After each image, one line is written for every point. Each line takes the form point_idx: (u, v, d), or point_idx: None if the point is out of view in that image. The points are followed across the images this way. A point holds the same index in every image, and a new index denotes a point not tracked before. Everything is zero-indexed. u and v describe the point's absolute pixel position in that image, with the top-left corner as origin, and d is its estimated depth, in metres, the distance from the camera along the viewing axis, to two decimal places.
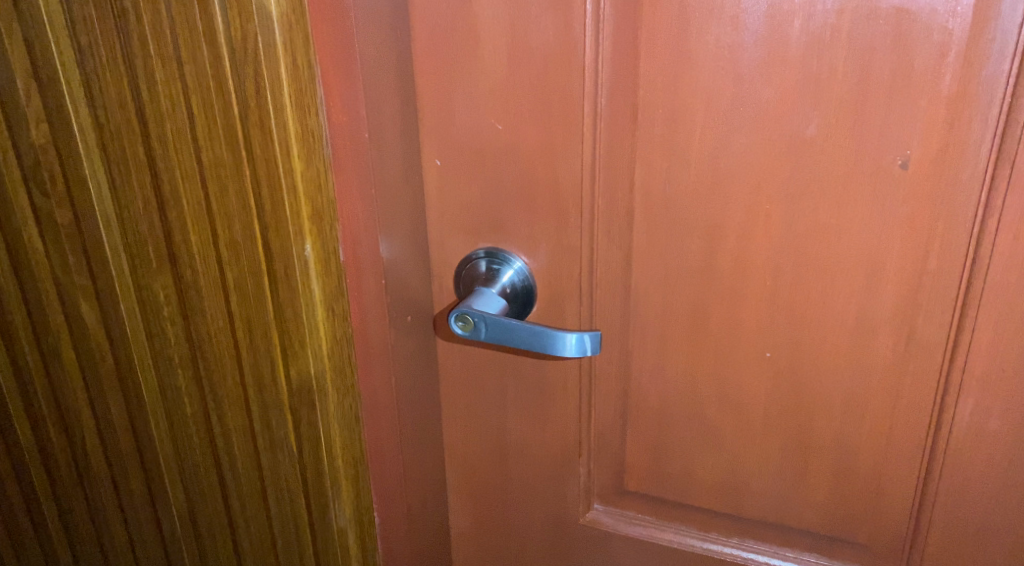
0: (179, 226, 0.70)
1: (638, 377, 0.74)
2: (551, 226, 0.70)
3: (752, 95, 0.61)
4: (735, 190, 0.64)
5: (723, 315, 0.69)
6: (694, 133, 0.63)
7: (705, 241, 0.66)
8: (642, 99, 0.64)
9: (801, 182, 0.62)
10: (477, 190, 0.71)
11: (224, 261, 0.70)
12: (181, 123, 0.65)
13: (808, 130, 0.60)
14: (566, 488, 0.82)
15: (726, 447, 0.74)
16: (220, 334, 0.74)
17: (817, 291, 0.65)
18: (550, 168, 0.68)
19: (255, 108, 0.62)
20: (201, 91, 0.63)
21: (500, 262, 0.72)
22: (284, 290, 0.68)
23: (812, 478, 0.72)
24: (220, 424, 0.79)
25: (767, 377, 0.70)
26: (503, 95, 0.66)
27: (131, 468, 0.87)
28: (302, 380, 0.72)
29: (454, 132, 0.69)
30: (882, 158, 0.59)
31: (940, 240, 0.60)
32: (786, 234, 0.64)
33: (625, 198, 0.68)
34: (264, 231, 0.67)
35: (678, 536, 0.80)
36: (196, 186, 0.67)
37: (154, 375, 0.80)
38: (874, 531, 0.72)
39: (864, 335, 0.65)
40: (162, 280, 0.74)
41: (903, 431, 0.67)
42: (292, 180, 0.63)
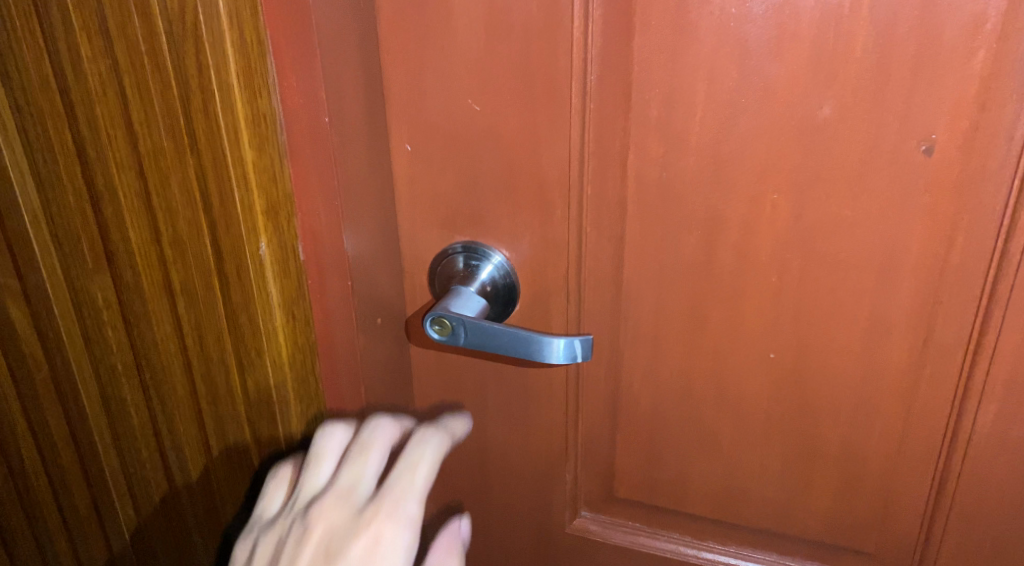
0: (115, 223, 0.63)
1: (628, 380, 0.69)
2: (534, 218, 0.63)
3: (759, 72, 0.54)
4: (738, 178, 0.58)
5: (722, 314, 0.63)
6: (694, 115, 0.57)
7: (704, 234, 0.60)
8: (636, 78, 0.57)
9: (811, 170, 0.56)
10: (453, 179, 0.64)
11: (168, 261, 0.63)
12: (113, 106, 0.58)
13: (821, 113, 0.54)
14: (551, 495, 0.76)
15: (724, 452, 0.69)
16: (167, 340, 0.67)
17: (826, 287, 0.59)
18: (534, 154, 0.61)
19: (197, 90, 0.55)
20: (134, 70, 0.56)
21: (479, 258, 0.66)
22: (237, 294, 0.62)
23: (817, 485, 0.67)
24: (171, 437, 0.73)
25: (770, 379, 0.64)
26: (480, 73, 0.59)
27: (76, 487, 0.79)
28: (260, 392, 0.66)
29: (426, 113, 0.62)
30: (903, 144, 0.54)
31: (964, 232, 0.55)
32: (792, 227, 0.58)
33: (617, 187, 0.61)
34: (213, 230, 0.60)
35: (670, 545, 0.75)
36: (132, 177, 0.60)
37: (95, 386, 0.72)
38: (883, 540, 0.67)
39: (877, 334, 0.60)
40: (100, 281, 0.66)
41: (917, 437, 0.62)
42: (244, 171, 0.57)
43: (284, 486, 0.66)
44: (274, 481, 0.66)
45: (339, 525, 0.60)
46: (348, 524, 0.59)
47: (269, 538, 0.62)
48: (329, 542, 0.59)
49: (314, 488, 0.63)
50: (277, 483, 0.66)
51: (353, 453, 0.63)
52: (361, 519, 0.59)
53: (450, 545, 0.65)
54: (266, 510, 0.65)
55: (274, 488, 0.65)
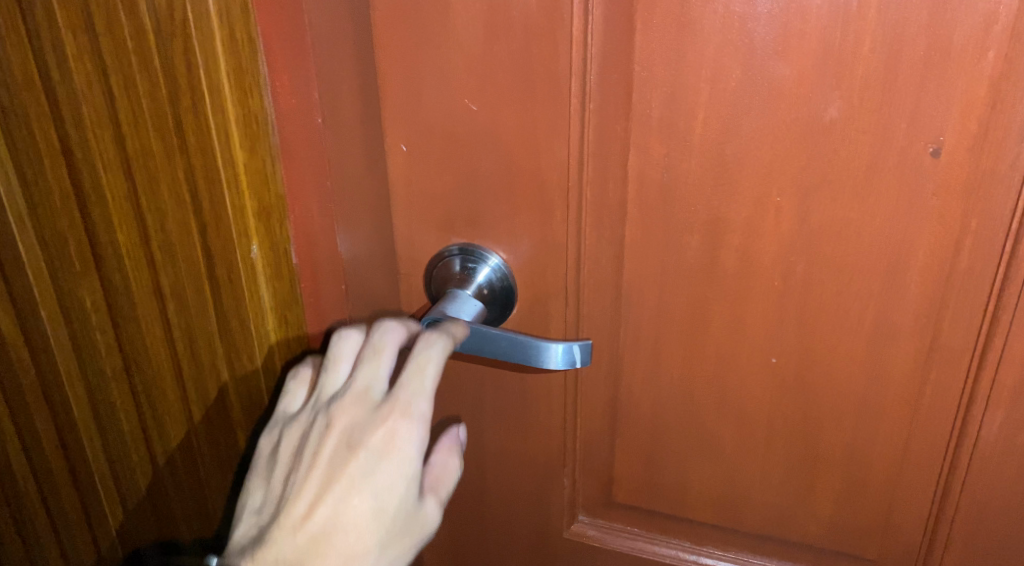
0: (102, 225, 0.62)
1: (628, 384, 0.67)
2: (533, 220, 0.62)
3: (765, 72, 0.53)
4: (742, 180, 0.57)
5: (725, 318, 0.62)
6: (696, 115, 0.56)
7: (707, 237, 0.59)
8: (638, 77, 0.56)
9: (817, 172, 0.55)
10: (450, 180, 0.61)
11: (157, 263, 0.62)
12: (99, 105, 0.57)
13: (828, 114, 0.53)
14: (549, 500, 0.75)
15: (725, 457, 0.68)
16: (157, 344, 0.66)
17: (830, 291, 0.58)
18: (533, 155, 0.59)
19: (187, 90, 0.54)
20: (120, 68, 0.54)
21: (476, 261, 0.64)
22: (227, 298, 0.61)
23: (819, 491, 0.66)
24: (162, 442, 0.71)
25: (772, 384, 0.63)
26: (478, 72, 0.57)
27: (65, 491, 0.77)
28: (252, 396, 0.66)
29: (423, 112, 0.59)
30: (911, 146, 0.52)
31: (972, 236, 0.54)
32: (797, 230, 0.57)
33: (617, 188, 0.60)
34: (203, 233, 0.59)
35: (669, 550, 0.74)
36: (120, 179, 0.59)
37: (83, 390, 0.71)
38: (885, 546, 0.66)
39: (882, 339, 0.59)
40: (88, 284, 0.65)
41: (921, 443, 0.61)
42: (234, 173, 0.56)
43: (306, 383, 0.61)
44: (293, 378, 0.61)
45: (355, 423, 0.55)
46: (364, 420, 0.54)
47: (290, 436, 0.58)
48: (344, 440, 0.54)
49: (331, 383, 0.58)
50: (300, 381, 0.61)
51: (369, 348, 0.57)
52: (376, 416, 0.54)
53: (453, 447, 0.59)
54: (288, 408, 0.60)
55: (297, 386, 0.61)
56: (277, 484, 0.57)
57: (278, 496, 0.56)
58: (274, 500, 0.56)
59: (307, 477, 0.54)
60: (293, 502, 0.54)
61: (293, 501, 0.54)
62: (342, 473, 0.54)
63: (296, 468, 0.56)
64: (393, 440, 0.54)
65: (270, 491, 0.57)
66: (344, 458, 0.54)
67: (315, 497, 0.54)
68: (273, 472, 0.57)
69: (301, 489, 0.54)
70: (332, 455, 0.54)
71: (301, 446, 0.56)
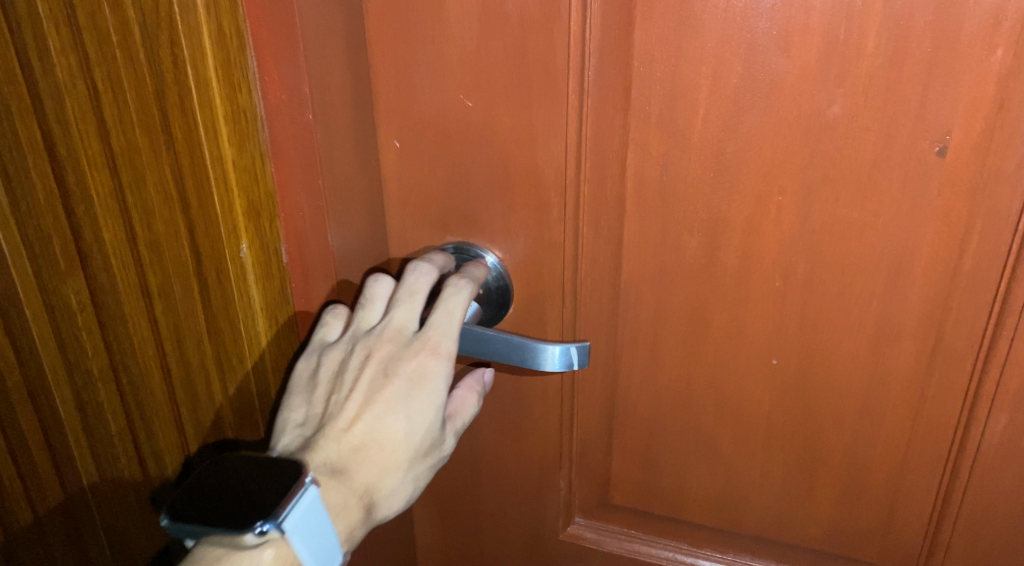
0: (88, 224, 0.60)
1: (626, 385, 0.66)
2: (529, 218, 0.61)
3: (767, 68, 0.52)
4: (742, 179, 0.55)
5: (724, 318, 0.61)
6: (697, 112, 0.54)
7: (706, 237, 0.58)
8: (636, 73, 0.54)
9: (818, 170, 0.54)
10: (444, 177, 0.61)
11: (145, 263, 0.61)
12: (84, 101, 0.55)
13: (830, 111, 0.52)
14: (544, 502, 0.74)
15: (724, 459, 0.67)
16: (144, 345, 0.65)
17: (832, 292, 0.57)
18: (529, 151, 0.58)
19: (173, 85, 0.53)
20: (105, 62, 0.53)
21: (470, 259, 0.63)
22: (217, 298, 0.60)
23: (819, 493, 0.65)
24: (150, 443, 0.70)
25: (772, 385, 0.62)
26: (473, 67, 0.56)
27: (51, 494, 0.75)
28: (242, 399, 0.65)
29: (417, 108, 0.59)
30: (916, 144, 0.51)
31: (977, 237, 0.53)
32: (799, 230, 0.56)
33: (615, 186, 0.59)
34: (191, 231, 0.58)
35: (666, 552, 0.73)
36: (106, 176, 0.58)
37: (70, 391, 0.69)
38: (885, 549, 0.65)
39: (884, 341, 0.58)
40: (74, 283, 0.64)
41: (923, 445, 0.60)
42: (223, 170, 0.55)
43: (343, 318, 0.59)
44: (329, 314, 0.59)
45: (392, 354, 0.55)
46: (402, 351, 0.55)
47: (326, 360, 0.57)
48: (378, 377, 0.55)
49: (370, 314, 0.57)
50: (338, 314, 0.59)
51: (409, 287, 0.56)
52: (413, 349, 0.55)
53: (479, 389, 0.60)
54: (325, 337, 0.59)
55: (338, 320, 0.59)
56: (310, 404, 0.57)
57: (312, 416, 0.56)
58: (308, 418, 0.56)
59: (344, 398, 0.55)
60: (329, 423, 0.55)
61: (329, 420, 0.55)
62: (377, 398, 0.55)
63: (332, 390, 0.56)
64: (429, 372, 0.55)
65: (303, 411, 0.57)
66: (380, 385, 0.55)
67: (352, 419, 0.55)
68: (306, 393, 0.57)
69: (337, 410, 0.55)
70: (370, 382, 0.55)
71: (336, 371, 0.56)
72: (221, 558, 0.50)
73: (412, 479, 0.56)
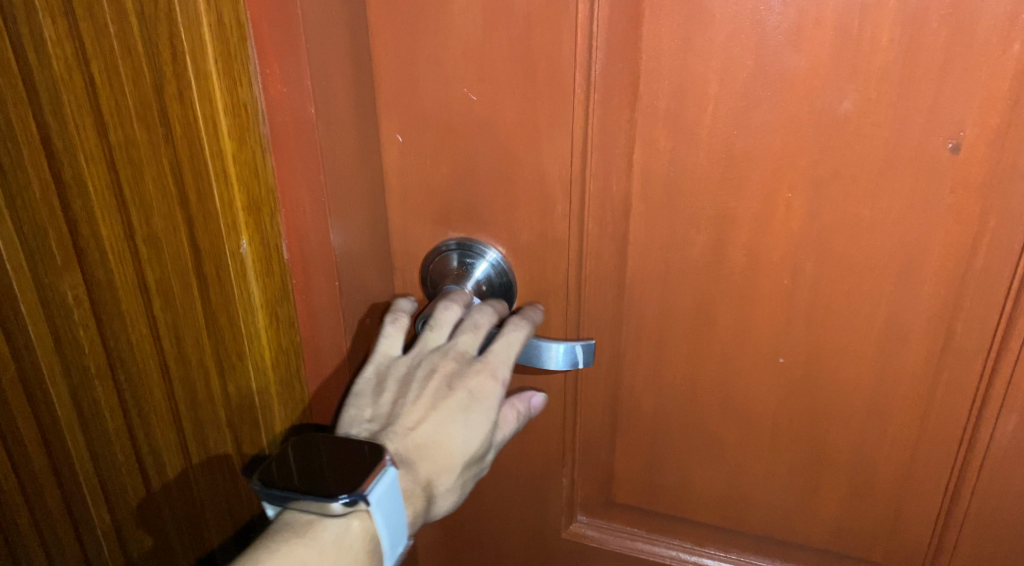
0: (84, 219, 0.60)
1: (630, 383, 0.66)
2: (533, 214, 0.60)
3: (777, 63, 0.51)
4: (751, 175, 0.55)
5: (731, 316, 0.60)
6: (706, 107, 0.53)
7: (714, 234, 0.57)
8: (644, 67, 0.54)
9: (828, 167, 0.53)
10: (447, 173, 0.60)
11: (143, 259, 0.60)
12: (80, 93, 0.55)
13: (841, 107, 0.51)
14: (546, 500, 0.73)
15: (729, 458, 0.66)
16: (142, 342, 0.64)
17: (841, 290, 0.56)
18: (534, 147, 0.57)
19: (172, 77, 0.52)
20: (102, 54, 0.53)
21: (473, 256, 0.62)
22: (217, 295, 0.59)
23: (825, 493, 0.64)
24: (148, 441, 0.69)
25: (778, 384, 0.61)
26: (478, 60, 0.55)
27: (48, 490, 0.75)
28: (242, 398, 0.63)
29: (420, 102, 0.58)
30: (929, 141, 0.50)
31: (989, 235, 0.52)
32: (807, 227, 0.55)
33: (622, 182, 0.58)
34: (190, 227, 0.58)
35: (671, 551, 0.72)
36: (103, 170, 0.57)
37: (65, 388, 0.69)
38: (890, 549, 0.65)
39: (893, 340, 0.57)
40: (70, 278, 0.63)
41: (931, 445, 0.59)
42: (223, 164, 0.54)
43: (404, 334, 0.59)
44: (390, 324, 0.58)
45: (457, 370, 0.56)
46: (467, 369, 0.56)
47: (390, 370, 0.57)
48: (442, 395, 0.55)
49: (437, 331, 0.57)
50: (400, 325, 0.58)
51: (476, 317, 0.57)
52: (478, 369, 0.56)
53: (522, 412, 0.60)
54: (387, 349, 0.58)
55: (397, 333, 0.58)
56: (370, 411, 0.57)
57: (372, 422, 0.56)
58: (368, 423, 0.56)
59: (407, 406, 0.55)
60: (391, 428, 0.55)
61: (391, 425, 0.55)
62: (440, 410, 0.55)
63: (395, 398, 0.56)
64: (492, 393, 0.55)
65: (362, 416, 0.57)
66: (444, 399, 0.55)
67: (413, 427, 0.55)
68: (368, 399, 0.57)
69: (399, 416, 0.55)
70: (434, 395, 0.55)
71: (401, 380, 0.56)
72: (311, 523, 0.51)
73: (459, 488, 0.56)
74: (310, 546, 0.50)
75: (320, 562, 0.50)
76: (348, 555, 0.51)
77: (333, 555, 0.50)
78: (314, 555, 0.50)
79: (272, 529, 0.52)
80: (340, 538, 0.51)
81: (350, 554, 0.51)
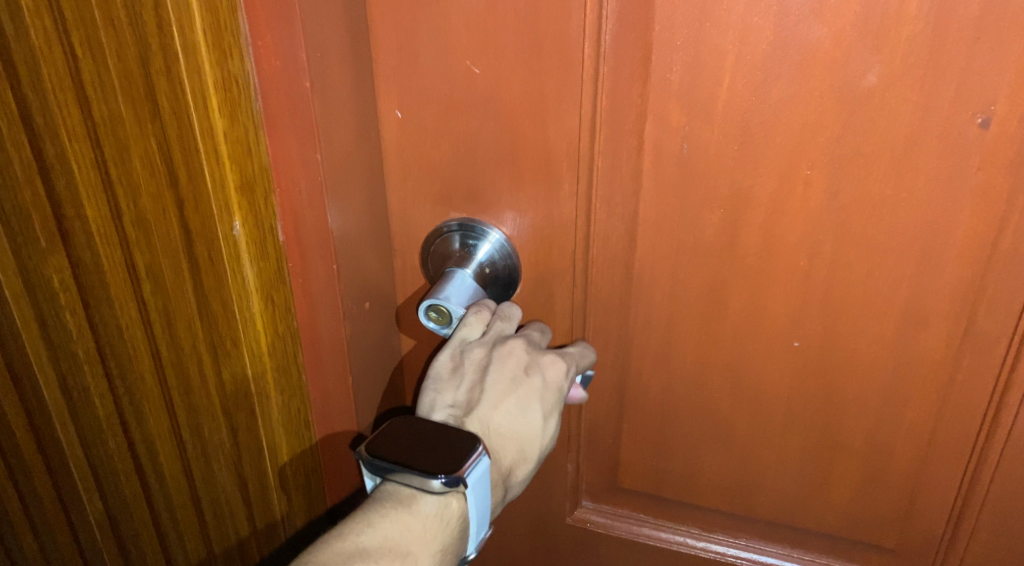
0: (68, 199, 0.57)
1: (637, 368, 0.64)
2: (539, 194, 0.57)
3: (797, 34, 0.48)
4: (768, 153, 0.52)
5: (744, 300, 0.58)
6: (722, 80, 0.51)
7: (727, 214, 0.55)
8: (657, 39, 0.51)
9: (849, 144, 0.51)
10: (448, 150, 0.57)
11: (131, 241, 0.58)
12: (60, 68, 0.52)
13: (865, 81, 0.49)
14: (552, 485, 0.72)
15: (739, 444, 0.64)
16: (132, 326, 0.61)
17: (859, 273, 0.54)
18: (540, 123, 0.55)
19: (159, 49, 0.49)
20: (83, 26, 0.50)
21: (476, 237, 0.59)
22: (209, 279, 0.57)
23: (837, 479, 0.63)
24: (140, 429, 0.67)
25: (792, 369, 0.59)
26: (481, 31, 0.52)
27: (38, 477, 0.73)
28: (237, 384, 0.61)
29: (420, 76, 0.55)
30: (957, 116, 0.48)
31: (1017, 214, 0.50)
32: (825, 207, 0.53)
33: (631, 160, 0.55)
34: (180, 207, 0.55)
35: (677, 537, 0.71)
36: (87, 149, 0.54)
37: (53, 375, 0.66)
38: (904, 536, 0.63)
39: (913, 324, 0.55)
40: (55, 262, 0.60)
41: (950, 431, 0.58)
42: (213, 141, 0.51)
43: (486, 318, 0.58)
44: (474, 315, 0.56)
45: (533, 359, 0.57)
46: (543, 359, 0.57)
47: (468, 357, 0.56)
48: (524, 384, 0.56)
49: (510, 321, 0.57)
50: (482, 316, 0.57)
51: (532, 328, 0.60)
52: (553, 358, 0.57)
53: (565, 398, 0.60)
54: (463, 338, 0.56)
55: (478, 321, 0.56)
56: (450, 395, 0.56)
57: (453, 409, 0.56)
58: (447, 409, 0.56)
59: (489, 396, 0.56)
60: (476, 417, 0.56)
61: (475, 414, 0.56)
62: (521, 399, 0.56)
63: (476, 386, 0.56)
64: (565, 383, 0.58)
65: (443, 403, 0.56)
66: (526, 388, 0.56)
67: (495, 416, 0.56)
68: (446, 385, 0.57)
69: (481, 405, 0.56)
70: (516, 386, 0.56)
71: (480, 369, 0.56)
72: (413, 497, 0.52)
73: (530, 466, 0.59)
74: (414, 519, 0.51)
75: (423, 534, 0.51)
76: (446, 531, 0.52)
77: (435, 530, 0.52)
78: (418, 526, 0.51)
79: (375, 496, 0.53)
80: (439, 512, 0.52)
81: (449, 527, 0.53)
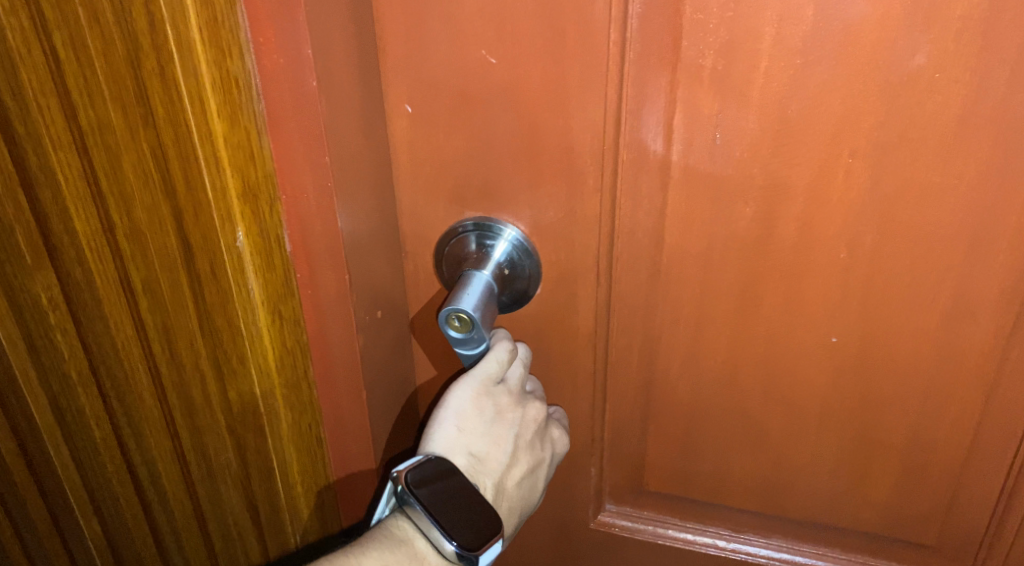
0: (56, 212, 0.53)
1: (664, 368, 0.61)
2: (560, 190, 0.54)
3: (841, 13, 0.45)
4: (807, 141, 0.49)
5: (779, 295, 0.55)
6: (758, 65, 0.47)
7: (763, 206, 0.52)
8: (688, 22, 0.47)
9: (894, 130, 0.47)
10: (462, 146, 0.53)
11: (125, 255, 0.54)
12: (41, 72, 0.48)
13: (913, 62, 0.45)
14: (574, 489, 0.69)
15: (771, 443, 0.62)
16: (129, 344, 0.58)
17: (903, 265, 0.51)
18: (561, 115, 0.51)
19: (150, 49, 0.45)
20: (65, 25, 0.46)
21: (492, 236, 0.56)
22: (212, 293, 0.53)
23: (875, 475, 0.60)
24: (140, 449, 0.63)
25: (829, 365, 0.57)
26: (498, 18, 0.48)
27: (31, 502, 0.69)
28: (245, 402, 0.57)
29: (430, 67, 0.51)
30: (1011, 97, 0.45)
31: None
32: (867, 197, 0.50)
33: (659, 151, 0.52)
34: (178, 219, 0.51)
35: (705, 539, 0.68)
36: (74, 158, 0.50)
37: (45, 397, 0.62)
38: (944, 531, 0.61)
39: (959, 316, 0.52)
40: (43, 279, 0.56)
41: (995, 423, 0.55)
42: (213, 147, 0.47)
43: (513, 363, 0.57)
44: (504, 350, 0.55)
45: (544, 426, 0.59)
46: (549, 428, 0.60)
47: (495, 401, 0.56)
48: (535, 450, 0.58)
49: (525, 366, 0.58)
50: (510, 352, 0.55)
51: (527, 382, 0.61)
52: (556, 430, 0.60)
53: None
54: (491, 375, 0.55)
55: (507, 358, 0.55)
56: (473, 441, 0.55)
57: (473, 456, 0.55)
58: (466, 454, 0.55)
59: (505, 454, 0.57)
60: (491, 474, 0.56)
61: (489, 470, 0.56)
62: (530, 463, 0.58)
63: (497, 439, 0.56)
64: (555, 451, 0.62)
65: (466, 448, 0.55)
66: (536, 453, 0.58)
67: (506, 475, 0.57)
68: (472, 429, 0.55)
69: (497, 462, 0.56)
70: (529, 448, 0.58)
71: (505, 422, 0.56)
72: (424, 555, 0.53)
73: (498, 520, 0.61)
74: None
75: None
76: None
77: None
78: None
79: (392, 532, 0.53)
80: None
81: None
